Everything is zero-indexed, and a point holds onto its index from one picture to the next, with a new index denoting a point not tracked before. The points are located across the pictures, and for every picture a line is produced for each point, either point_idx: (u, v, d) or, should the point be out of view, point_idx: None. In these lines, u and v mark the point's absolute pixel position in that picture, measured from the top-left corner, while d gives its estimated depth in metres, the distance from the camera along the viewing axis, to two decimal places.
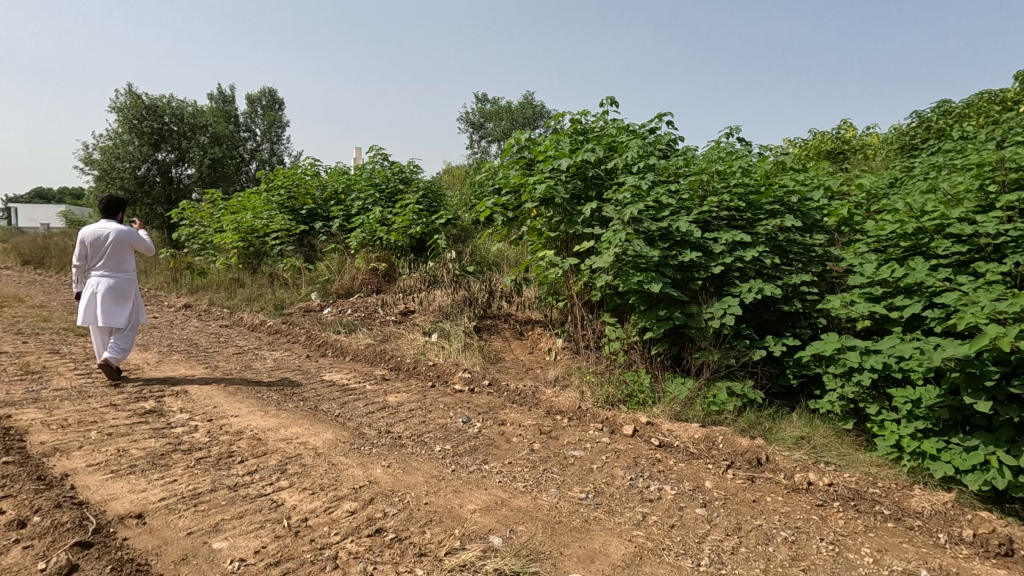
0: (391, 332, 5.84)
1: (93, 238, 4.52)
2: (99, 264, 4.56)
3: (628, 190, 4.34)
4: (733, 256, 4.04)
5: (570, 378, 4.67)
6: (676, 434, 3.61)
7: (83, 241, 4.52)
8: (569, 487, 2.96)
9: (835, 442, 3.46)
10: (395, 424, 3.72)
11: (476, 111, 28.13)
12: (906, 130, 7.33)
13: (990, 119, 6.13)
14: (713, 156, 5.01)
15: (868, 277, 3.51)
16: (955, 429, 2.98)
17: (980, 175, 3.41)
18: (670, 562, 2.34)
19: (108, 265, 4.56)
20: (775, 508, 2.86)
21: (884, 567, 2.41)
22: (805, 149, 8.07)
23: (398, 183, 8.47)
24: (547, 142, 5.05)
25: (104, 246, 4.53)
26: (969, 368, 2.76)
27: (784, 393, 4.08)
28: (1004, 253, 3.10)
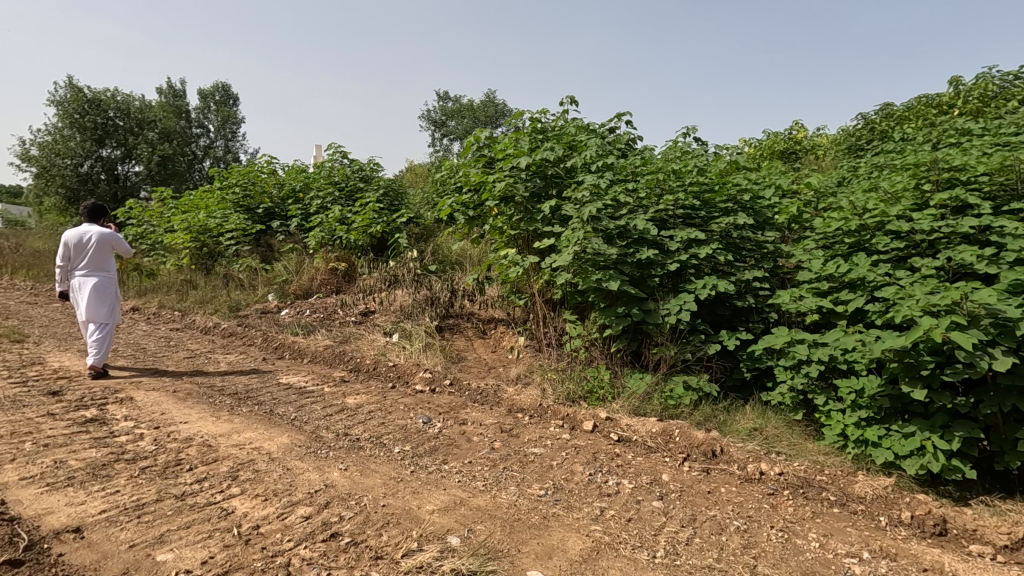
0: (351, 333, 5.74)
1: (77, 241, 4.85)
2: (86, 264, 4.86)
3: (586, 189, 4.38)
4: (689, 253, 4.13)
5: (532, 376, 4.69)
6: (634, 429, 3.67)
7: (67, 242, 4.84)
8: (528, 484, 2.98)
9: (785, 432, 3.58)
10: (353, 427, 3.66)
11: (438, 109, 27.89)
12: (853, 131, 7.63)
13: (929, 121, 6.44)
14: (670, 155, 5.12)
15: (815, 272, 3.64)
16: (895, 417, 3.12)
17: (917, 175, 3.58)
18: (627, 555, 2.37)
19: (95, 265, 4.89)
20: (729, 498, 2.94)
21: (829, 551, 2.50)
22: (759, 149, 8.32)
23: (358, 181, 8.32)
24: (506, 141, 5.06)
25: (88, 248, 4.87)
26: (906, 359, 2.87)
27: (737, 386, 4.20)
28: (938, 249, 3.27)
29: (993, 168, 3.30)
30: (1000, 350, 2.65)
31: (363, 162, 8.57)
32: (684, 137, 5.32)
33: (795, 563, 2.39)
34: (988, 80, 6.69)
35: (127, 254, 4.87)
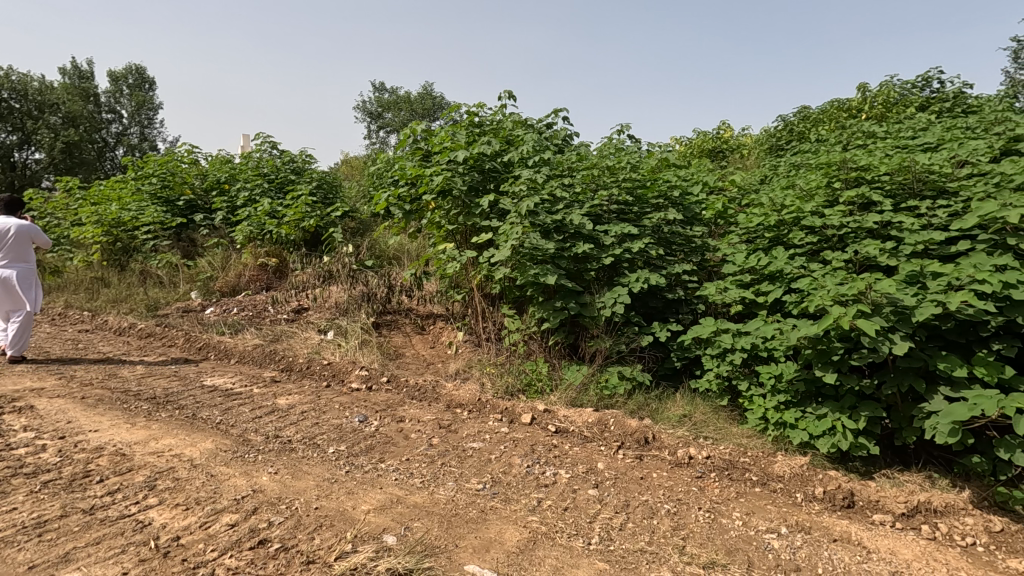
0: (282, 331, 5.51)
1: None
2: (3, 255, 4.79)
3: (523, 183, 4.40)
4: (623, 247, 4.24)
5: (470, 370, 4.68)
6: (571, 420, 3.74)
7: None
8: (466, 479, 2.97)
9: (712, 418, 3.76)
10: (284, 428, 3.52)
11: (374, 100, 27.18)
12: (773, 132, 8.08)
13: (840, 124, 6.91)
14: (605, 152, 5.22)
15: (739, 266, 3.85)
16: (810, 400, 3.33)
17: (829, 174, 3.84)
18: (563, 543, 2.42)
19: (13, 256, 4.83)
20: (661, 483, 3.06)
21: (751, 528, 2.66)
22: (689, 148, 8.66)
23: (289, 173, 7.97)
24: (443, 133, 4.99)
25: (3, 240, 4.79)
26: (819, 346, 3.08)
27: (669, 375, 4.35)
28: (846, 243, 3.52)
29: (893, 168, 3.56)
30: (898, 335, 2.84)
31: (294, 153, 8.22)
32: (618, 134, 5.46)
33: (720, 542, 2.52)
34: (890, 88, 7.25)
35: (47, 246, 4.88)
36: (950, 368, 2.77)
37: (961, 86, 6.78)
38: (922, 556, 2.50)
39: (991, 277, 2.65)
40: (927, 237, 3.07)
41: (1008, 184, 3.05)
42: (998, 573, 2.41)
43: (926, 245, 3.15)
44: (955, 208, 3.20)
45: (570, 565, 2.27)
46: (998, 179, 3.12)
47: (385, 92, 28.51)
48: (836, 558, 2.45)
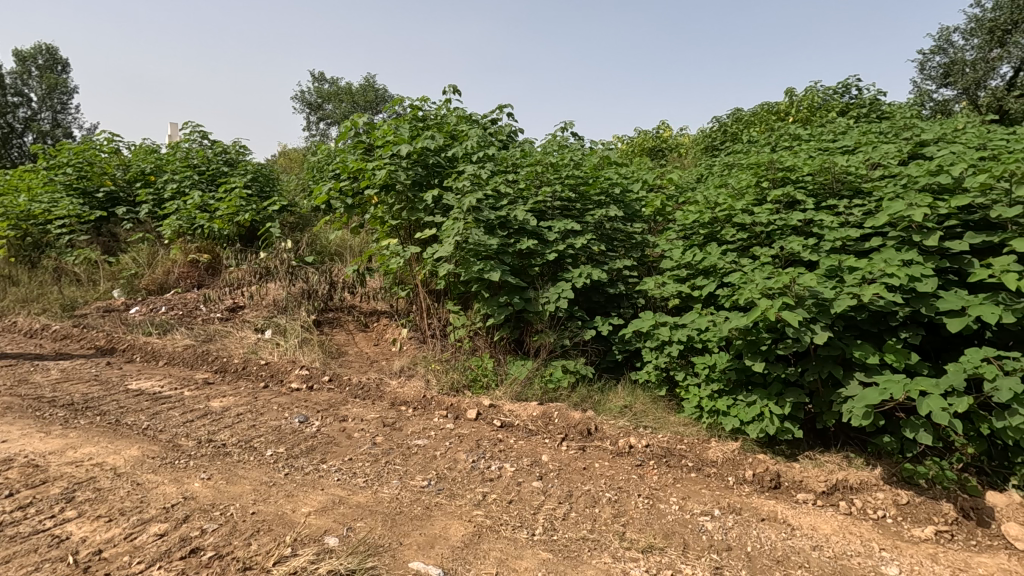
0: (215, 330, 5.26)
1: None
2: None
3: (467, 179, 4.40)
4: (566, 243, 4.31)
5: (415, 367, 4.63)
6: (516, 414, 3.78)
7: None
8: (411, 477, 2.95)
9: (651, 407, 3.90)
10: (218, 432, 3.37)
11: (313, 90, 26.28)
12: (709, 132, 8.43)
13: (770, 126, 7.30)
14: (549, 149, 5.28)
15: (676, 261, 4.00)
16: (741, 388, 3.51)
17: (758, 174, 4.04)
18: (508, 536, 2.45)
19: None
20: (602, 472, 3.15)
21: (687, 512, 2.78)
22: (631, 146, 8.87)
23: (222, 165, 7.59)
24: (386, 127, 4.90)
25: None
26: (748, 337, 3.25)
27: (611, 367, 4.46)
28: (774, 239, 3.72)
29: (815, 169, 3.79)
30: (819, 326, 3.03)
31: (227, 143, 7.83)
32: (561, 131, 5.52)
33: (658, 526, 2.62)
34: (814, 93, 7.70)
35: None
36: (864, 355, 2.99)
37: (876, 93, 7.28)
38: (839, 530, 2.70)
39: (899, 271, 2.87)
40: (844, 234, 3.29)
41: (914, 185, 3.31)
42: (903, 542, 2.64)
43: (844, 242, 3.37)
44: (869, 207, 3.44)
45: (514, 556, 2.31)
46: (905, 181, 3.38)
47: (325, 82, 27.59)
48: (763, 536, 2.60)
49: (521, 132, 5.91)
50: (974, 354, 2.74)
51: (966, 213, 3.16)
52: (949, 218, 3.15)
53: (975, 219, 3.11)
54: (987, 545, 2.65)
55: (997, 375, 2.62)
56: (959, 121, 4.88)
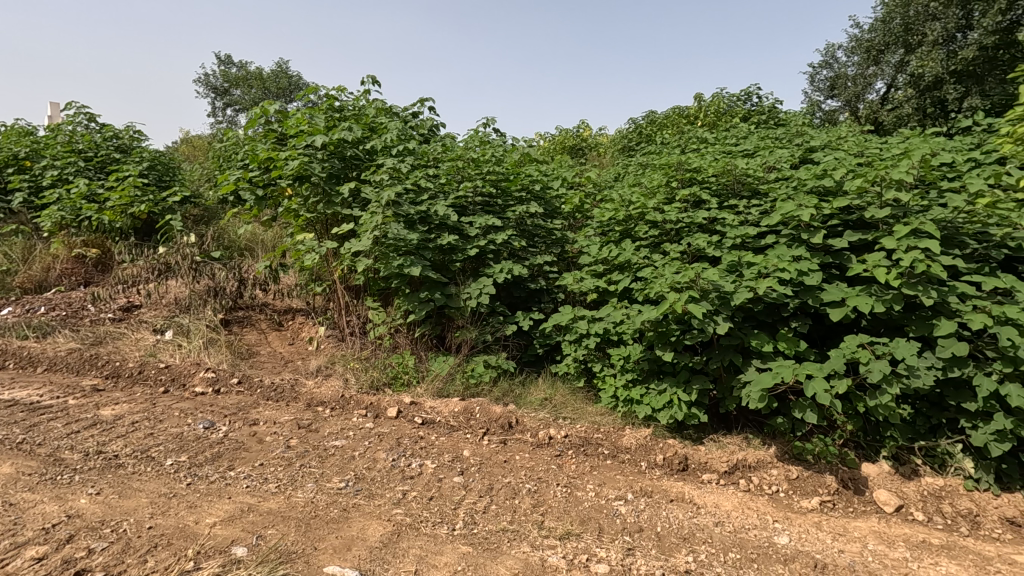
0: (107, 331, 4.81)
1: None
2: None
3: (386, 172, 4.31)
4: (487, 239, 4.33)
5: (333, 366, 4.48)
6: (437, 411, 3.77)
7: None
8: (327, 479, 2.86)
9: (570, 399, 4.02)
10: (110, 442, 3.09)
11: (220, 74, 24.57)
12: (626, 133, 8.74)
13: (681, 129, 7.69)
14: (470, 144, 5.27)
15: (594, 257, 4.14)
16: (653, 377, 3.70)
17: (669, 173, 4.26)
18: (428, 532, 2.44)
19: None
20: (523, 464, 3.21)
21: (603, 498, 2.90)
22: (552, 143, 9.03)
23: (113, 151, 6.92)
24: (299, 116, 4.69)
25: None
26: (659, 329, 3.42)
27: (532, 361, 4.54)
28: (682, 236, 3.93)
29: (718, 171, 4.05)
30: (721, 317, 3.24)
31: (118, 128, 7.15)
32: (483, 127, 5.53)
33: (576, 513, 2.71)
34: (720, 99, 8.19)
35: None
36: (760, 344, 3.23)
37: (773, 102, 7.87)
38: (738, 506, 2.92)
39: (789, 266, 3.13)
40: (743, 232, 3.54)
41: (803, 187, 3.63)
42: (793, 512, 2.90)
43: (743, 239, 3.62)
44: (765, 207, 3.72)
45: (434, 552, 2.30)
46: (796, 183, 3.68)
47: (232, 65, 25.86)
48: (672, 516, 2.76)
49: (443, 126, 5.86)
50: (852, 340, 3.04)
51: (845, 214, 3.50)
52: (832, 218, 3.47)
53: (853, 219, 3.45)
54: (861, 511, 2.96)
55: (870, 358, 2.93)
56: (842, 130, 5.38)
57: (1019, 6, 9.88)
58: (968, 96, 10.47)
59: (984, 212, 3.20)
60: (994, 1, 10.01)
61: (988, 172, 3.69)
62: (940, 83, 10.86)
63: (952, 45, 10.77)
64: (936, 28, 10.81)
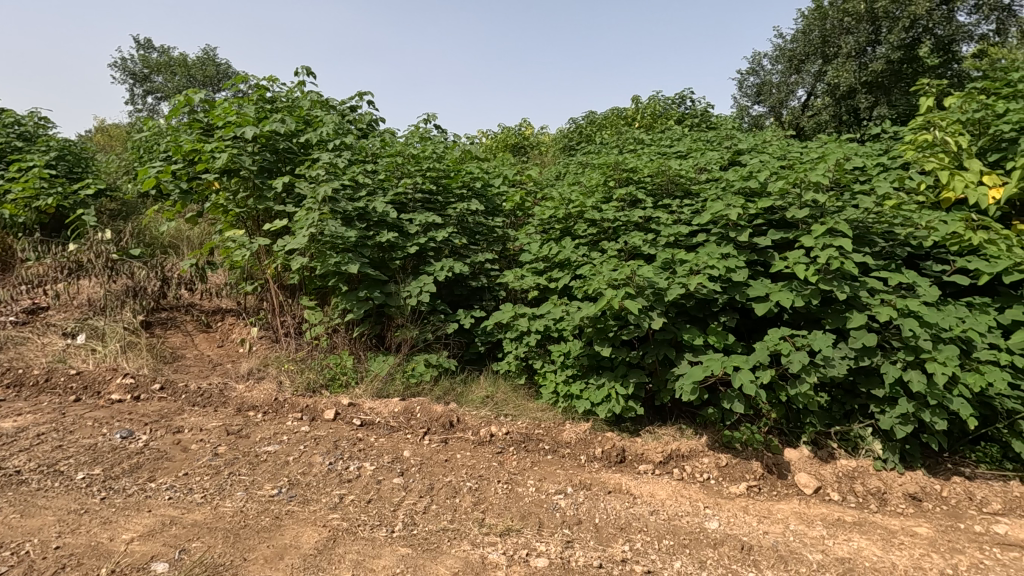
0: (8, 336, 4.41)
1: None
2: None
3: (322, 167, 4.18)
4: (427, 237, 4.27)
5: (266, 369, 4.29)
6: (377, 411, 3.69)
7: None
8: (258, 486, 2.74)
9: (511, 396, 4.04)
10: (10, 458, 2.83)
11: (140, 59, 22.97)
12: (567, 132, 8.87)
13: (620, 130, 7.88)
14: (410, 139, 5.19)
15: (534, 255, 4.18)
16: (592, 372, 3.77)
17: (607, 172, 4.35)
18: (366, 536, 2.39)
19: None
20: (464, 462, 3.20)
21: (543, 492, 2.93)
22: (494, 141, 9.03)
23: (13, 138, 6.33)
24: (226, 106, 4.46)
25: None
26: (597, 324, 3.49)
27: (474, 359, 4.52)
28: (619, 234, 4.03)
29: (653, 171, 4.18)
30: (656, 313, 3.35)
31: (20, 114, 6.54)
32: (424, 123, 5.45)
33: (516, 509, 2.73)
34: (656, 102, 8.45)
35: None
36: (692, 338, 3.37)
37: (705, 106, 8.21)
38: (672, 494, 3.04)
39: (718, 263, 3.28)
40: (676, 230, 3.67)
41: (731, 188, 3.80)
42: (722, 498, 3.05)
43: (676, 237, 3.75)
44: (696, 207, 3.87)
45: (372, 555, 2.25)
46: (724, 185, 3.85)
47: (153, 50, 24.25)
48: (609, 507, 2.83)
49: (383, 122, 5.74)
50: (775, 333, 3.22)
51: (769, 214, 3.69)
52: (757, 217, 3.65)
53: (776, 218, 3.64)
54: (784, 494, 3.15)
55: (791, 350, 3.11)
56: (767, 134, 5.68)
57: (920, 25, 10.76)
58: (877, 105, 11.38)
59: (890, 213, 3.45)
60: (899, 20, 10.88)
61: (893, 176, 3.99)
62: (854, 93, 11.68)
63: (864, 58, 11.62)
64: (850, 41, 11.59)
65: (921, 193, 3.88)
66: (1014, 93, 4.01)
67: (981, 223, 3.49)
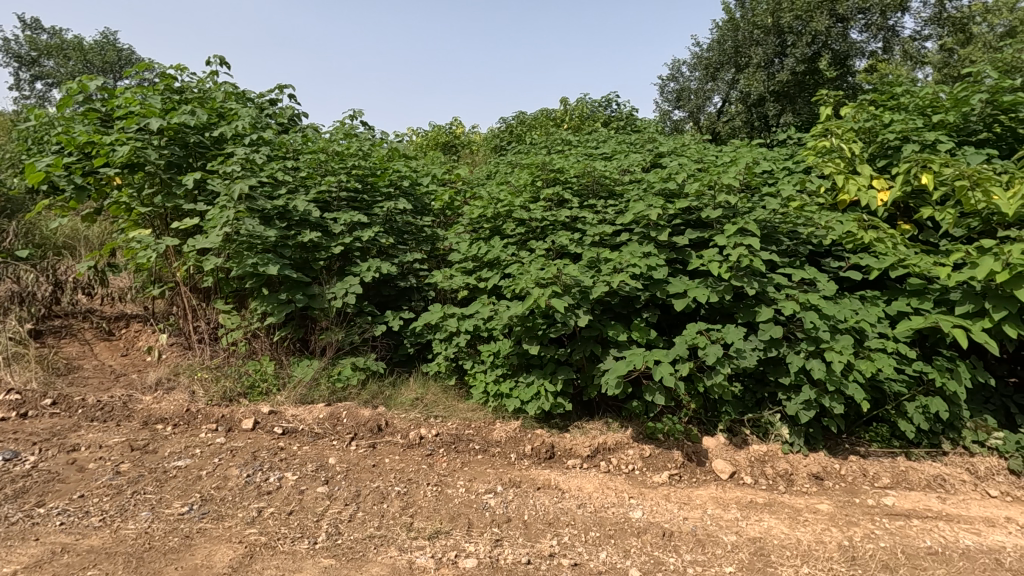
0: None
1: None
2: None
3: (237, 162, 3.95)
4: (352, 236, 4.13)
5: (177, 378, 4.02)
6: (300, 418, 3.54)
7: None
8: (166, 504, 2.55)
9: (441, 397, 4.00)
10: None
11: (27, 41, 20.81)
12: (497, 132, 8.89)
13: (549, 130, 8.00)
14: (334, 135, 5.01)
15: (464, 254, 4.16)
16: (521, 370, 3.80)
17: (535, 172, 4.40)
18: (285, 550, 2.28)
19: None
20: (392, 467, 3.14)
21: (473, 492, 2.93)
22: (424, 139, 8.92)
23: None
24: (127, 95, 4.12)
25: None
26: (526, 323, 3.52)
27: (403, 361, 4.44)
28: (547, 233, 4.08)
29: (579, 172, 4.26)
30: (582, 311, 3.42)
31: None
32: (350, 119, 5.29)
33: (445, 511, 2.71)
34: (584, 104, 8.62)
35: None
36: (617, 334, 3.47)
37: (630, 109, 8.44)
38: (599, 487, 3.12)
39: (640, 261, 3.39)
40: (601, 230, 3.76)
41: (653, 189, 3.94)
42: (646, 488, 3.17)
43: (601, 237, 3.85)
44: (620, 207, 3.99)
45: (292, 570, 2.16)
46: (646, 186, 3.99)
47: (43, 31, 22.02)
48: (538, 503, 2.86)
49: (305, 116, 5.51)
50: (692, 328, 3.37)
51: (687, 214, 3.86)
52: (676, 217, 3.81)
53: (693, 218, 3.81)
54: (702, 480, 3.32)
55: (707, 343, 3.28)
56: (686, 137, 5.95)
57: (820, 40, 11.64)
58: (784, 113, 12.20)
59: (794, 214, 3.71)
60: (802, 34, 11.70)
61: (797, 180, 4.30)
62: (764, 100, 12.47)
63: (772, 69, 12.43)
64: (759, 53, 12.37)
65: (821, 196, 4.19)
66: (898, 106, 4.43)
67: (872, 223, 3.82)
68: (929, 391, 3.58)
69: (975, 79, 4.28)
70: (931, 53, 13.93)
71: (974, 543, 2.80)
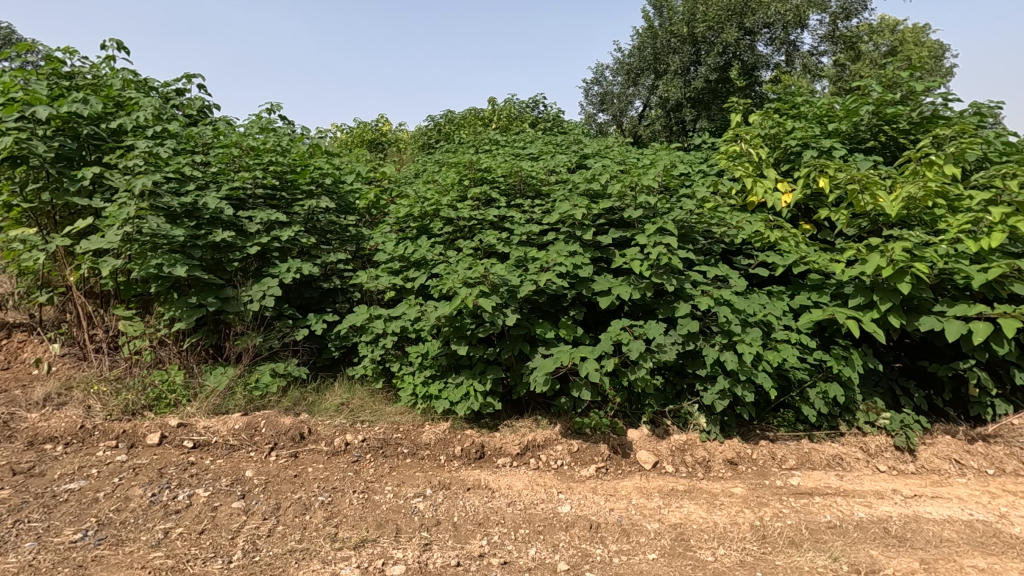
0: None
1: None
2: None
3: (137, 156, 3.65)
4: (270, 236, 3.92)
5: (70, 392, 3.65)
6: (213, 429, 3.32)
7: None
8: (56, 532, 2.32)
9: (368, 401, 3.89)
10: None
11: None
12: (424, 130, 8.76)
13: (477, 129, 7.98)
14: (250, 129, 4.74)
15: (389, 254, 4.06)
16: (450, 371, 3.76)
17: (462, 170, 4.36)
18: (196, 572, 2.13)
19: None
20: (316, 476, 3.01)
21: (401, 497, 2.86)
22: (348, 136, 8.64)
23: None
24: (5, 78, 3.70)
25: None
26: (454, 323, 3.48)
27: (327, 365, 4.27)
28: (474, 233, 4.07)
29: (506, 172, 4.28)
30: (509, 310, 3.44)
31: None
32: (266, 112, 5.03)
33: (373, 518, 2.63)
34: (511, 104, 8.67)
35: None
36: (544, 332, 3.52)
37: (556, 110, 8.58)
38: (529, 484, 3.15)
39: (565, 260, 3.45)
40: (528, 230, 3.80)
41: (578, 189, 4.02)
42: (574, 482, 3.24)
43: (528, 236, 3.88)
44: (546, 207, 4.04)
45: None
46: (571, 186, 4.07)
47: None
48: (468, 504, 2.85)
49: (217, 108, 5.18)
50: (616, 325, 3.47)
51: (611, 214, 3.96)
52: (600, 217, 3.90)
53: (616, 218, 3.92)
54: (628, 471, 3.44)
55: (630, 339, 3.38)
56: (610, 139, 6.13)
57: (730, 50, 12.38)
58: (700, 118, 12.86)
59: (709, 215, 3.91)
60: (715, 44, 12.40)
61: (711, 182, 4.54)
62: (682, 106, 13.09)
63: (689, 76, 13.07)
64: (676, 60, 12.97)
65: (732, 197, 4.45)
66: (799, 114, 4.78)
67: (777, 223, 4.10)
68: (827, 378, 3.89)
69: (863, 91, 4.68)
70: (827, 66, 15.16)
71: (866, 515, 3.08)
